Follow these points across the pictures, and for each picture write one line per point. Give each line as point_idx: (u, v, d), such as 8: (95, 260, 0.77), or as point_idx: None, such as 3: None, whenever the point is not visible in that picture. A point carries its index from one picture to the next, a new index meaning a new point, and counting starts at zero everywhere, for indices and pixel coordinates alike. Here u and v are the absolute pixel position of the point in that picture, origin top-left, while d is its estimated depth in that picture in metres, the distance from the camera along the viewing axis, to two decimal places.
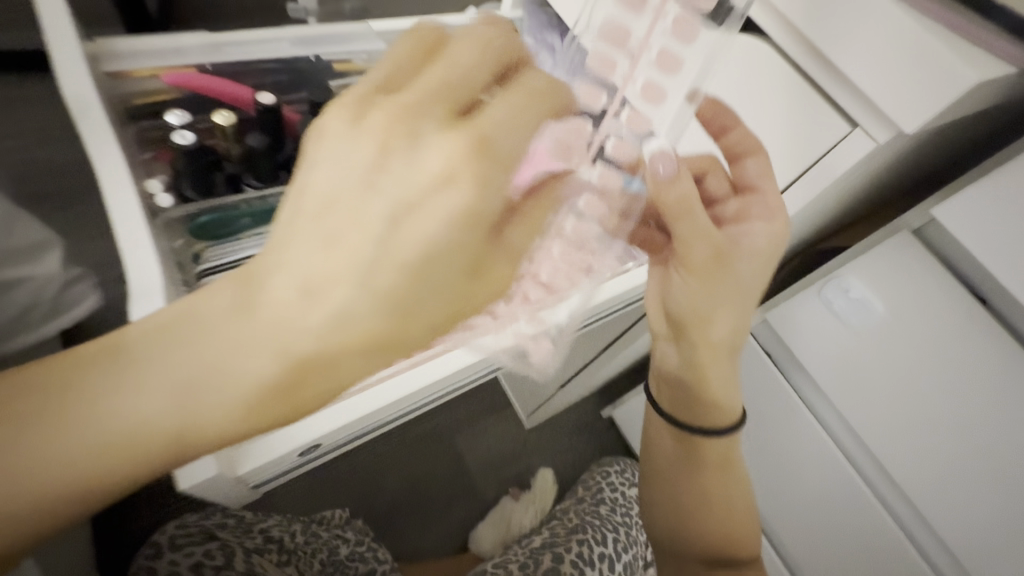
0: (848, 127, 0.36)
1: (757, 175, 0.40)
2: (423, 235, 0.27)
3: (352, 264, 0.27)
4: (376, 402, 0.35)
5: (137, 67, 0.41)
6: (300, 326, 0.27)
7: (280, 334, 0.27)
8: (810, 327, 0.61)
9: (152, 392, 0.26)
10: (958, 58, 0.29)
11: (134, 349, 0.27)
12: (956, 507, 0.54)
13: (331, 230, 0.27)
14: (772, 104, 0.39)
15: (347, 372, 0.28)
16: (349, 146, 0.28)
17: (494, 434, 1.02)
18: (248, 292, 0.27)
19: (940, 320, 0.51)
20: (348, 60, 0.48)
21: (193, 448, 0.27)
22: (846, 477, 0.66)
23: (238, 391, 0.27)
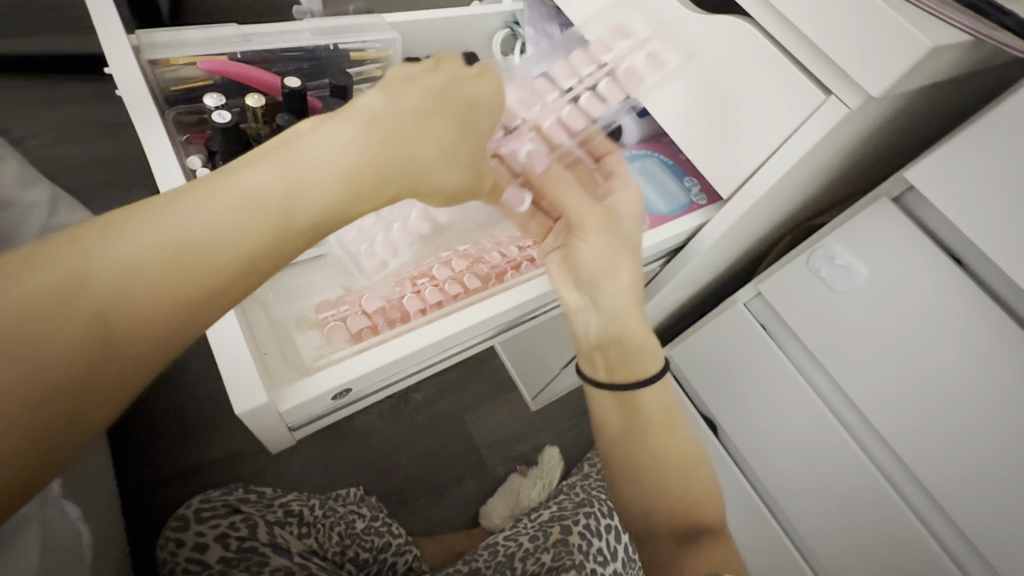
0: (824, 96, 0.40)
1: (615, 161, 0.50)
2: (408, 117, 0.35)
3: (341, 137, 0.32)
4: (402, 349, 0.40)
5: (173, 55, 0.45)
6: (286, 182, 0.30)
7: (262, 192, 0.30)
8: (798, 295, 0.65)
9: (114, 259, 0.26)
10: (915, 27, 0.33)
11: (112, 230, 0.27)
12: (939, 458, 0.58)
13: (305, 136, 0.33)
14: (752, 78, 0.44)
15: (329, 216, 0.31)
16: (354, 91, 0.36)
17: (501, 415, 1.06)
18: (230, 175, 0.30)
19: (924, 281, 0.54)
20: (363, 50, 0.52)
21: (164, 311, 0.27)
22: (842, 442, 0.70)
23: (222, 236, 0.28)
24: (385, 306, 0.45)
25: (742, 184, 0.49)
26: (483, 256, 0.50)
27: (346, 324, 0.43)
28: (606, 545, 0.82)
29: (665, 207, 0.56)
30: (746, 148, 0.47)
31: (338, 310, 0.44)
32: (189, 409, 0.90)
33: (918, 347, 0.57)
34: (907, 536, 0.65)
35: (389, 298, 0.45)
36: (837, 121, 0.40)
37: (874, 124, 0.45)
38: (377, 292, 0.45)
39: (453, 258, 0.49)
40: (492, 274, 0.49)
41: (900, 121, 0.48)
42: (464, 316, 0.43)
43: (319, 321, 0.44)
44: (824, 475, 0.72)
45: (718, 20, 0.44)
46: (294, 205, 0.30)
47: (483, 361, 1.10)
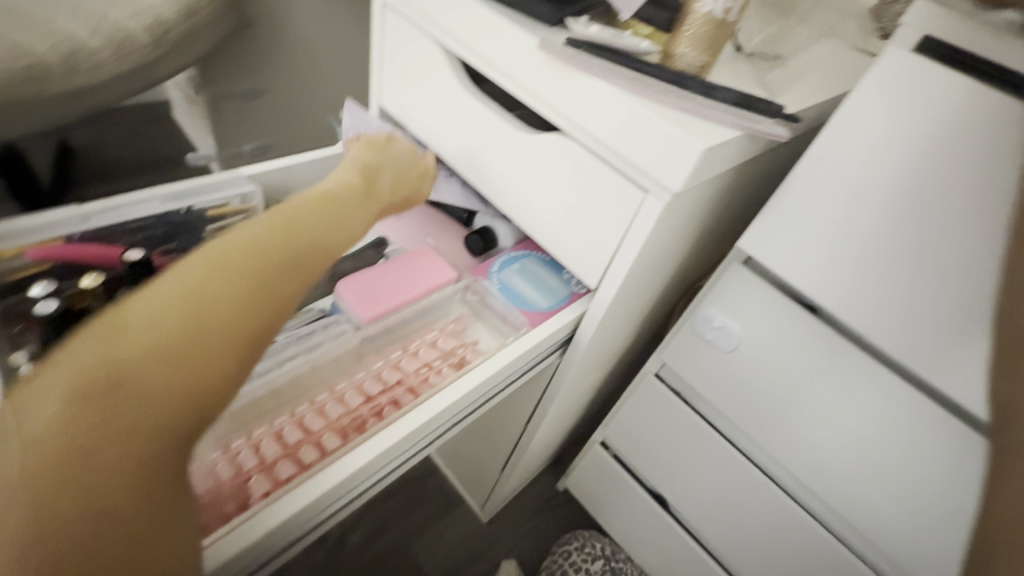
0: (640, 194, 0.44)
1: None
2: (263, 274, 0.34)
3: (186, 325, 0.30)
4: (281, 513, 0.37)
5: (3, 248, 0.43)
6: (139, 346, 0.28)
7: (140, 347, 0.29)
8: (694, 359, 0.67)
9: (89, 381, 0.27)
10: (687, 133, 0.38)
11: (108, 337, 0.29)
12: (860, 505, 0.59)
13: (219, 266, 0.33)
14: (588, 186, 0.48)
15: (149, 359, 0.28)
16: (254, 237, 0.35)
17: (454, 535, 0.99)
18: (127, 325, 0.29)
19: (791, 333, 0.56)
20: (224, 205, 0.54)
21: (56, 449, 0.26)
22: (774, 507, 0.70)
23: (83, 384, 0.27)
24: (225, 488, 0.39)
25: (601, 279, 0.52)
26: (345, 396, 0.47)
27: None
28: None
29: (546, 303, 0.59)
30: (595, 244, 0.50)
31: None
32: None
33: (807, 396, 0.58)
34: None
35: (241, 471, 0.40)
36: (658, 213, 0.44)
37: (698, 205, 0.49)
38: (220, 473, 0.40)
39: (308, 414, 0.45)
40: (350, 425, 0.45)
41: (727, 196, 0.53)
42: (313, 481, 0.39)
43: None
44: (785, 538, 0.71)
45: (544, 138, 0.50)
46: (126, 369, 0.28)
47: (423, 480, 1.04)
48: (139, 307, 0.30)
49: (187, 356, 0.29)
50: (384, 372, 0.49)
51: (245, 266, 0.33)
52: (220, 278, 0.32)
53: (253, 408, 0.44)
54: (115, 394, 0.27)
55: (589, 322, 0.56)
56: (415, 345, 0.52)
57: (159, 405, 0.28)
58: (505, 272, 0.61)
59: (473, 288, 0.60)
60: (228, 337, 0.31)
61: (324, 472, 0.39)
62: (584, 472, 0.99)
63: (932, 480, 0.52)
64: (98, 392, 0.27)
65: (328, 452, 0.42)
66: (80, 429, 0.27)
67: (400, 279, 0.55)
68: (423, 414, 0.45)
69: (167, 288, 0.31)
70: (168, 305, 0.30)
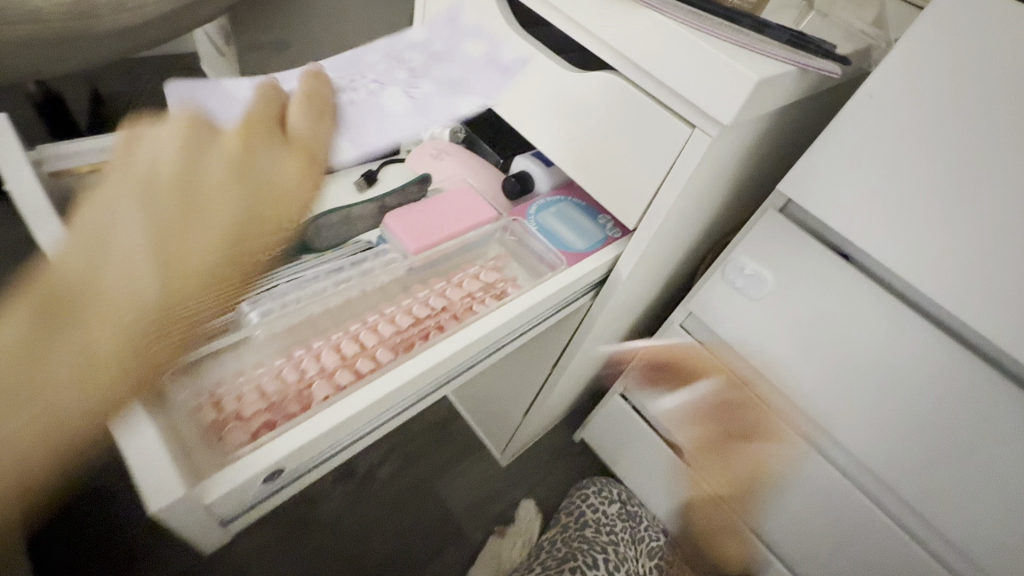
0: (688, 129, 0.45)
1: None
2: (189, 248, 0.35)
3: (144, 286, 0.34)
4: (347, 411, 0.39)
5: (81, 165, 0.45)
6: (76, 293, 0.33)
7: (70, 296, 0.33)
8: (722, 308, 0.68)
9: (22, 368, 0.31)
10: (741, 65, 0.39)
11: (33, 355, 0.31)
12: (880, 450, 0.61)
13: (164, 224, 0.35)
14: (634, 123, 0.49)
15: (99, 332, 0.32)
16: (156, 210, 0.35)
17: (475, 476, 1.03)
18: (84, 300, 0.33)
19: (825, 279, 0.57)
20: None
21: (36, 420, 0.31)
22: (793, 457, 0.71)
23: (72, 367, 0.32)
24: (290, 390, 0.42)
25: (641, 218, 0.53)
26: (394, 318, 0.49)
27: (246, 423, 0.39)
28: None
29: (582, 244, 0.60)
30: (637, 182, 0.51)
31: (241, 387, 0.42)
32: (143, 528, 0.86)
33: (835, 342, 0.59)
34: (884, 531, 0.66)
35: (303, 376, 0.43)
36: (704, 149, 0.45)
37: (740, 145, 0.49)
38: (285, 377, 0.43)
39: (362, 331, 0.47)
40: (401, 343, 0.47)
41: (768, 140, 0.54)
42: (371, 385, 0.42)
43: (220, 420, 0.39)
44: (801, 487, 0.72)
45: (592, 75, 0.50)
46: (84, 357, 0.32)
47: (446, 424, 1.08)
48: (67, 266, 0.33)
49: (128, 351, 0.33)
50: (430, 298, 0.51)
51: (192, 234, 0.36)
52: (161, 251, 0.35)
53: (312, 321, 0.47)
54: (43, 378, 0.31)
55: (626, 262, 0.58)
56: (459, 277, 0.55)
57: (75, 389, 0.31)
58: (543, 214, 0.63)
59: (512, 228, 0.62)
60: (164, 310, 0.34)
61: (381, 379, 0.42)
62: (603, 422, 1.02)
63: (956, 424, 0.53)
64: (36, 399, 0.31)
65: (383, 363, 0.44)
66: (59, 442, 0.31)
67: (444, 215, 0.57)
68: (470, 335, 0.47)
69: (107, 241, 0.34)
70: (89, 274, 0.33)
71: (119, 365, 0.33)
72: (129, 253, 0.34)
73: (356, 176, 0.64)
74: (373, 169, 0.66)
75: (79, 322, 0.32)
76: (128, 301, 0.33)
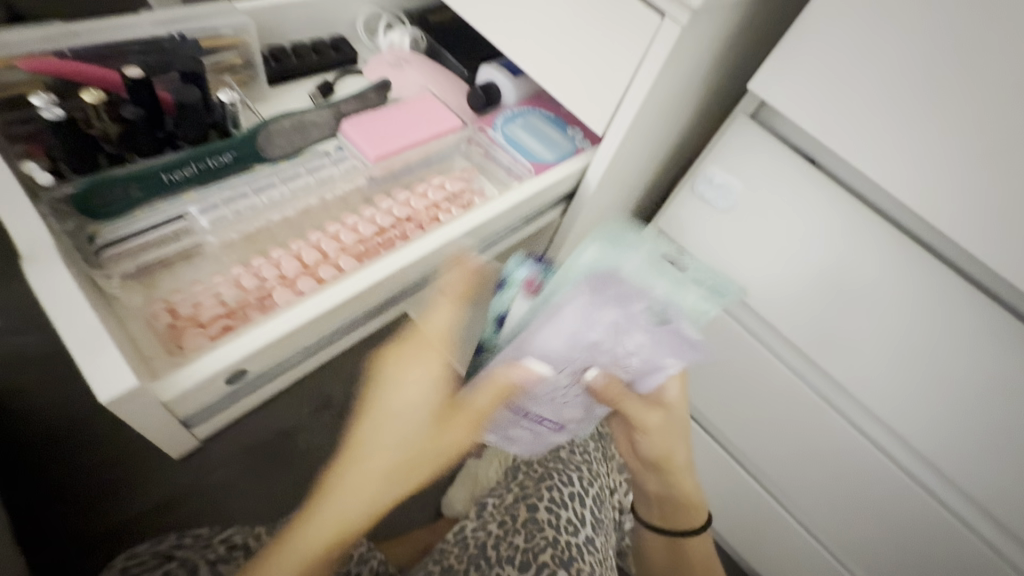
0: (658, 18, 0.43)
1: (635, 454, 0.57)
2: (405, 394, 0.43)
3: (399, 438, 0.41)
4: (306, 316, 0.38)
5: None
6: (379, 431, 0.42)
7: (381, 450, 0.41)
8: (689, 224, 0.67)
9: (375, 461, 0.40)
10: None
11: (340, 482, 0.41)
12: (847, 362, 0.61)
13: (387, 399, 0.43)
14: (603, 14, 0.46)
15: (387, 456, 0.40)
16: (415, 375, 0.44)
17: None
18: (374, 431, 0.42)
19: (804, 181, 0.56)
20: (215, 37, 0.52)
21: (378, 485, 0.40)
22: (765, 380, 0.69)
23: (406, 456, 0.40)
24: (249, 296, 0.41)
25: (610, 122, 0.51)
26: (356, 227, 0.47)
27: (203, 329, 0.38)
28: (588, 474, 0.69)
29: (551, 155, 0.59)
30: (605, 83, 0.49)
31: (195, 296, 0.40)
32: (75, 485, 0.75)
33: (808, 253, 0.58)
34: (852, 444, 0.64)
35: (262, 283, 0.42)
36: (675, 38, 0.43)
37: (711, 38, 0.47)
38: (244, 284, 0.41)
39: (323, 241, 0.46)
40: (365, 251, 0.46)
41: (738, 36, 0.52)
42: (334, 289, 0.40)
43: (177, 327, 0.38)
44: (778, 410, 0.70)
45: None
46: (376, 469, 0.40)
47: None
48: (383, 461, 0.40)
49: (406, 456, 0.40)
50: (393, 209, 0.50)
51: (409, 394, 0.43)
52: (402, 424, 0.41)
53: (269, 232, 0.46)
54: (375, 449, 0.41)
55: (595, 171, 0.56)
56: (422, 188, 0.53)
57: (397, 475, 0.41)
58: (507, 123, 0.60)
59: (477, 139, 0.60)
60: (415, 460, 0.41)
61: (341, 284, 0.41)
62: None
63: (919, 325, 0.53)
64: (358, 486, 0.40)
65: (346, 270, 0.43)
66: (420, 461, 0.41)
67: (405, 121, 0.54)
68: (435, 241, 0.46)
69: (389, 420, 0.42)
70: (391, 450, 0.41)
71: (405, 448, 0.40)
72: (384, 444, 0.41)
73: (311, 87, 0.60)
74: (328, 80, 0.62)
75: (341, 493, 0.40)
76: (372, 441, 0.41)
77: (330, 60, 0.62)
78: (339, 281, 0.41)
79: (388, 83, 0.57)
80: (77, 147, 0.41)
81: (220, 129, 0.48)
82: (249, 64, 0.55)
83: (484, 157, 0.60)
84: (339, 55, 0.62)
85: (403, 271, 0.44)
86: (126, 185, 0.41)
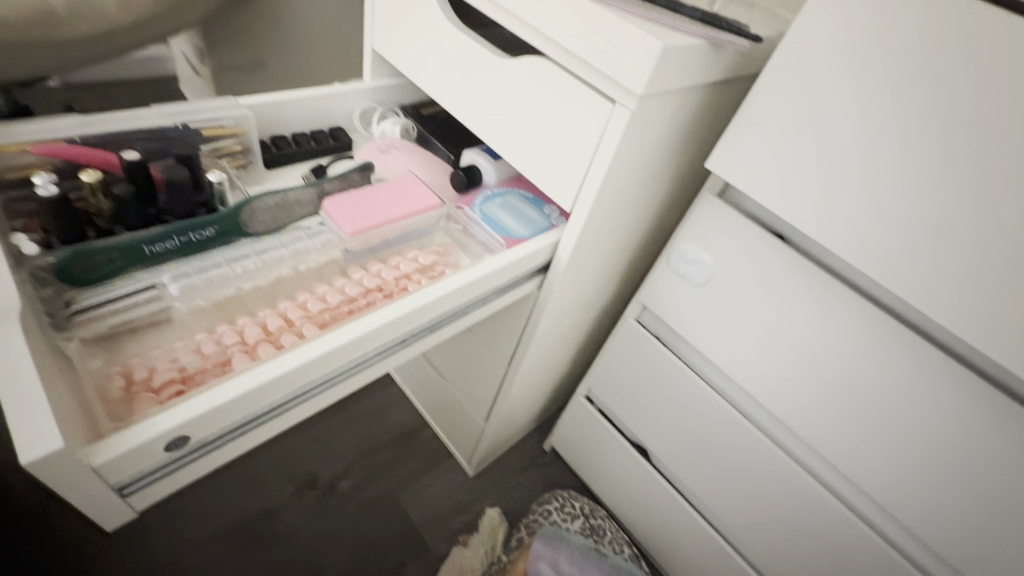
0: (609, 105, 0.46)
1: None
2: None
3: None
4: (255, 382, 0.39)
5: (5, 143, 0.45)
6: None
7: None
8: (670, 297, 0.68)
9: None
10: (646, 34, 0.41)
11: None
12: (839, 441, 0.58)
13: None
14: (563, 103, 0.50)
15: None
16: None
17: (440, 487, 0.97)
18: None
19: (775, 258, 0.56)
20: (218, 126, 0.56)
21: None
22: (758, 458, 0.67)
23: None
24: (209, 362, 0.42)
25: (576, 199, 0.54)
26: (325, 296, 0.49)
27: (155, 393, 0.38)
28: None
29: (525, 231, 0.61)
30: (569, 163, 0.52)
31: (154, 360, 0.41)
32: (56, 564, 0.75)
33: (789, 329, 0.58)
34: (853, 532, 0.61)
35: (223, 348, 0.43)
36: (626, 122, 0.46)
37: (666, 122, 0.51)
38: (204, 349, 0.42)
39: (290, 309, 0.47)
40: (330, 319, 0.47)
41: (696, 122, 0.55)
42: (290, 354, 0.41)
43: (131, 392, 0.39)
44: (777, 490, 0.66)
45: (522, 62, 0.52)
46: None
47: (414, 434, 1.02)
48: None
49: None
50: (363, 278, 0.51)
51: None
52: None
53: (240, 301, 0.48)
54: None
55: (567, 244, 0.58)
56: (396, 261, 0.55)
57: None
58: (484, 202, 0.63)
59: (456, 217, 0.63)
60: None
61: (297, 350, 0.41)
62: (570, 429, 0.98)
63: (899, 395, 0.52)
64: None
65: (307, 336, 0.44)
66: None
67: (383, 199, 0.57)
68: (398, 308, 0.47)
69: None
70: None
71: None
72: None
73: (305, 170, 0.64)
74: (322, 164, 0.66)
75: None
76: None
77: (327, 146, 0.66)
78: (295, 347, 0.42)
79: (371, 164, 0.61)
80: (68, 220, 0.44)
81: (208, 207, 0.52)
82: (247, 149, 0.59)
83: (462, 233, 0.62)
84: (336, 142, 0.66)
85: (363, 337, 0.44)
86: (108, 255, 0.44)
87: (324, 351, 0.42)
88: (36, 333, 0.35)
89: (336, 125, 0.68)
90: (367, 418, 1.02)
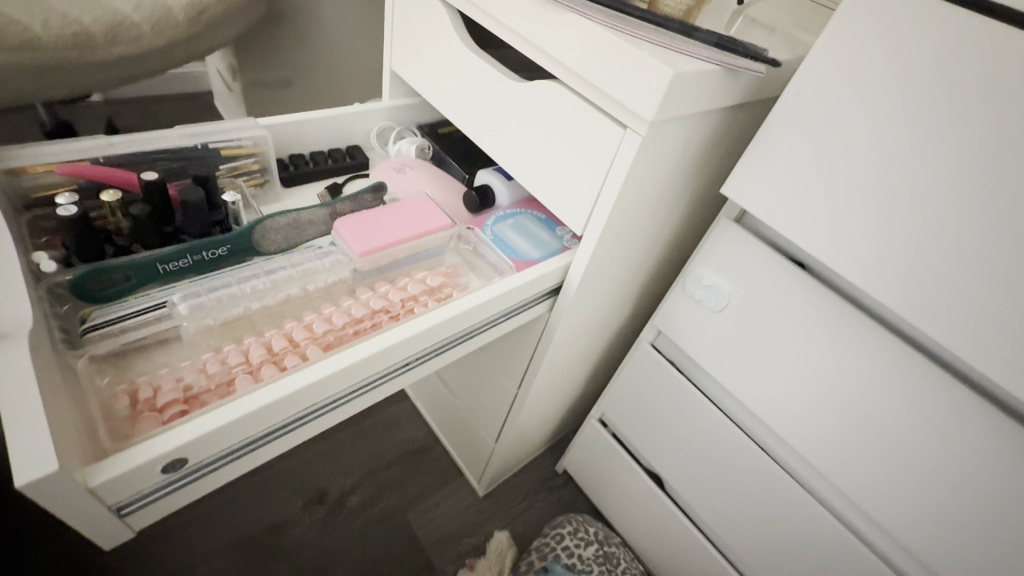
0: (620, 130, 0.45)
1: None
2: None
3: None
4: (253, 405, 0.38)
5: (33, 164, 0.46)
6: None
7: None
8: (685, 322, 0.66)
9: None
10: (657, 60, 0.40)
11: None
12: (860, 480, 0.55)
13: None
14: (574, 128, 0.49)
15: None
16: None
17: (449, 507, 0.96)
18: None
19: (793, 286, 0.54)
20: (236, 147, 0.57)
21: None
22: (776, 493, 0.64)
23: None
24: (212, 382, 0.42)
25: (586, 223, 0.53)
26: (330, 317, 0.49)
27: (157, 412, 0.39)
28: None
29: (536, 254, 0.60)
30: (579, 187, 0.51)
31: (159, 378, 0.41)
32: (72, 566, 0.77)
33: (808, 360, 0.55)
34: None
35: (227, 368, 0.43)
36: (637, 147, 0.45)
37: (680, 147, 0.49)
38: (209, 369, 0.43)
39: (295, 330, 0.47)
40: (334, 341, 0.47)
41: (713, 146, 0.54)
42: (290, 378, 0.41)
43: (135, 411, 0.39)
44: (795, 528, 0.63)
45: (534, 85, 0.52)
46: None
47: (425, 451, 1.02)
48: None
49: None
50: (370, 299, 0.51)
51: None
52: None
53: (248, 320, 0.48)
54: None
55: (577, 268, 0.57)
56: (404, 282, 0.55)
57: None
58: (496, 223, 0.63)
59: (467, 237, 0.62)
60: None
61: (297, 373, 0.41)
62: (582, 452, 0.96)
63: (928, 437, 0.48)
64: None
65: (310, 359, 0.44)
66: None
67: (394, 220, 0.57)
68: (401, 332, 0.46)
69: None
70: None
71: None
72: None
73: (321, 188, 0.65)
74: (338, 182, 0.67)
75: None
76: None
77: (343, 165, 0.67)
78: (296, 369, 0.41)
79: (384, 184, 0.61)
80: (88, 239, 0.46)
81: (223, 225, 0.53)
82: (265, 168, 0.60)
83: (473, 254, 0.62)
84: (352, 161, 0.67)
85: (365, 361, 0.44)
86: (123, 273, 0.45)
87: (324, 375, 0.42)
88: (45, 351, 0.36)
89: (353, 144, 0.69)
90: (379, 434, 1.02)
